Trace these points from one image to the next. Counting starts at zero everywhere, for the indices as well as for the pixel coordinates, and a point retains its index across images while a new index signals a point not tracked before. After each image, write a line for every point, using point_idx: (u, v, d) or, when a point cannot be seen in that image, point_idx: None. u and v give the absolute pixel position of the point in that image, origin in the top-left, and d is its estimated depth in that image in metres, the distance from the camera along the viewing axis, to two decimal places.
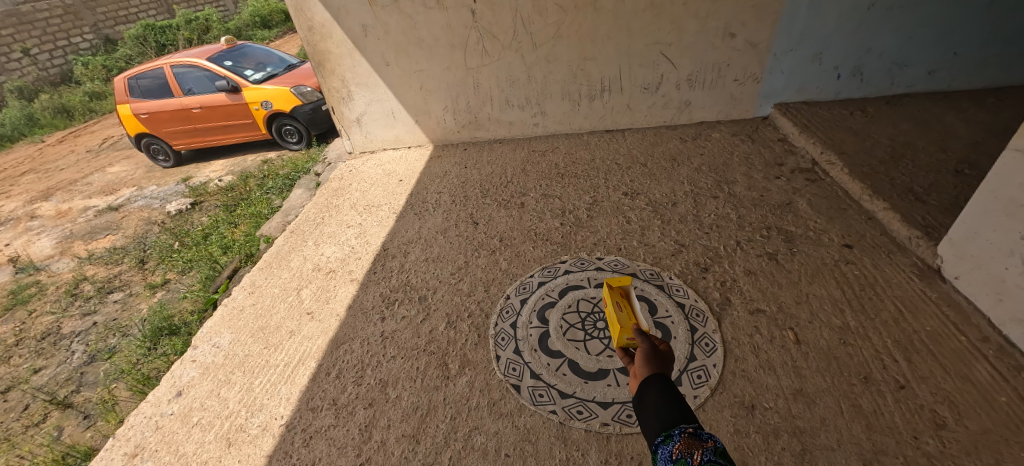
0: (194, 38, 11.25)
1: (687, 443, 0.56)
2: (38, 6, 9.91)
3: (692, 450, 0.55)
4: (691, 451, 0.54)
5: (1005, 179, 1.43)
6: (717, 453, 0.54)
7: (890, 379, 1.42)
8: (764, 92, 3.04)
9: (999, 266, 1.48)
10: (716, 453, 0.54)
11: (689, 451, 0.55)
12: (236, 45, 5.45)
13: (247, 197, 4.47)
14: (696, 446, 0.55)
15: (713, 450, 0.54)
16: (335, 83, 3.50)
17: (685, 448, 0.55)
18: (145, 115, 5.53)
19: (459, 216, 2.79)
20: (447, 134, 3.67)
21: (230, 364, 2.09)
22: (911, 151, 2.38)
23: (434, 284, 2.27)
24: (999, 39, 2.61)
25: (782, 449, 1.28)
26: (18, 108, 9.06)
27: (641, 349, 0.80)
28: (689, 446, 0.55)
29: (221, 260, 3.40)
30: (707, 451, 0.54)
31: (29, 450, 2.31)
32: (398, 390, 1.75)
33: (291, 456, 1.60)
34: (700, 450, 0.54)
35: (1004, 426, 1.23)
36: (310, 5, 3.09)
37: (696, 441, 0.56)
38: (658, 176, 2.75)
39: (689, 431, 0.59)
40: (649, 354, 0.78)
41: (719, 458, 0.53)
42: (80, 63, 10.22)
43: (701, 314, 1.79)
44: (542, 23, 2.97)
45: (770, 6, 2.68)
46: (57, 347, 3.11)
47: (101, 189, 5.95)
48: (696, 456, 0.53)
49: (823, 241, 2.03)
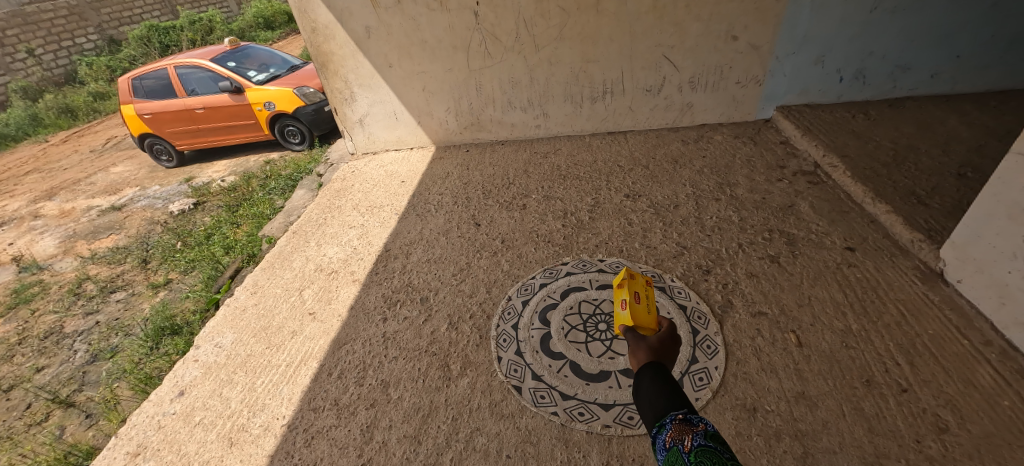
0: (198, 39, 11.31)
1: (678, 430, 0.60)
2: (44, 7, 9.97)
3: (683, 437, 0.59)
4: (681, 438, 0.59)
5: (1007, 182, 1.43)
6: (708, 436, 0.58)
7: (892, 382, 1.42)
8: (766, 95, 3.05)
9: (1001, 270, 1.48)
10: (706, 437, 0.58)
11: (680, 438, 0.59)
12: (239, 46, 5.47)
13: (249, 197, 4.49)
14: (686, 432, 0.59)
15: (702, 434, 0.58)
16: (338, 84, 3.52)
17: (677, 436, 0.59)
18: (148, 116, 5.55)
19: (461, 217, 2.80)
20: (449, 136, 3.68)
21: (232, 364, 2.09)
22: (914, 155, 2.38)
23: (435, 285, 2.28)
24: (1001, 42, 2.61)
25: (784, 452, 1.28)
26: (22, 108, 9.12)
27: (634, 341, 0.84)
28: (680, 433, 0.59)
29: (223, 260, 3.42)
30: (697, 435, 0.58)
31: (30, 449, 2.32)
32: (400, 390, 1.75)
33: (292, 456, 1.60)
34: (690, 435, 0.58)
35: (1006, 429, 1.23)
36: (314, 7, 3.11)
37: (687, 427, 0.60)
38: (660, 178, 2.75)
39: (680, 418, 0.62)
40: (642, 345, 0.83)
41: (708, 442, 0.57)
42: (85, 64, 10.29)
43: (703, 316, 1.79)
44: (544, 25, 2.98)
45: (773, 9, 2.69)
46: (60, 346, 3.12)
47: (104, 189, 5.97)
48: (687, 443, 0.57)
49: (825, 243, 2.03)
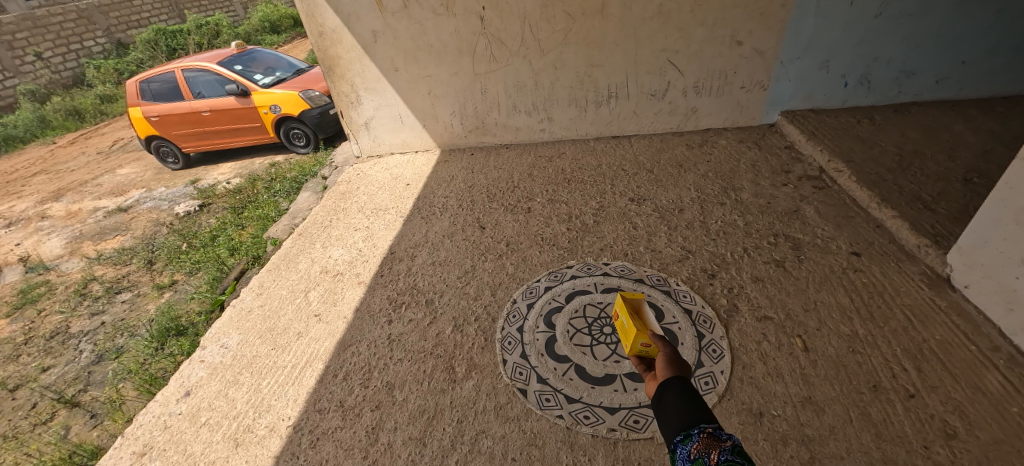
0: (204, 42, 11.39)
1: (705, 443, 0.58)
2: (54, 11, 10.07)
3: (710, 450, 0.57)
4: (708, 451, 0.57)
5: (1013, 187, 1.43)
6: (735, 452, 0.56)
7: (900, 388, 1.41)
8: (771, 100, 3.06)
9: (1009, 275, 1.48)
10: (734, 452, 0.56)
11: (706, 451, 0.57)
12: (246, 50, 5.53)
13: (254, 200, 4.50)
14: (713, 446, 0.57)
15: (730, 450, 0.56)
16: (345, 88, 3.54)
17: (703, 449, 0.58)
18: (155, 118, 5.60)
19: (466, 220, 2.81)
20: (455, 139, 3.70)
21: (238, 364, 2.10)
22: (919, 160, 2.37)
23: (440, 288, 2.29)
24: (1007, 48, 2.61)
25: (790, 457, 1.28)
26: (30, 111, 9.20)
27: (662, 354, 0.84)
28: (707, 446, 0.58)
29: (228, 261, 3.43)
30: (724, 450, 0.56)
31: (36, 448, 2.32)
32: (405, 392, 1.75)
33: (298, 456, 1.61)
34: (717, 450, 0.57)
35: (1015, 436, 1.22)
36: (322, 11, 3.13)
37: (714, 441, 0.58)
38: (664, 183, 2.76)
39: (708, 431, 0.61)
40: (669, 357, 0.82)
41: (735, 457, 0.55)
42: (93, 67, 10.41)
43: (708, 320, 1.78)
44: (550, 29, 3.00)
45: (777, 14, 2.71)
46: (66, 345, 3.14)
47: (111, 190, 6.04)
48: (713, 456, 0.56)
49: (831, 248, 2.03)
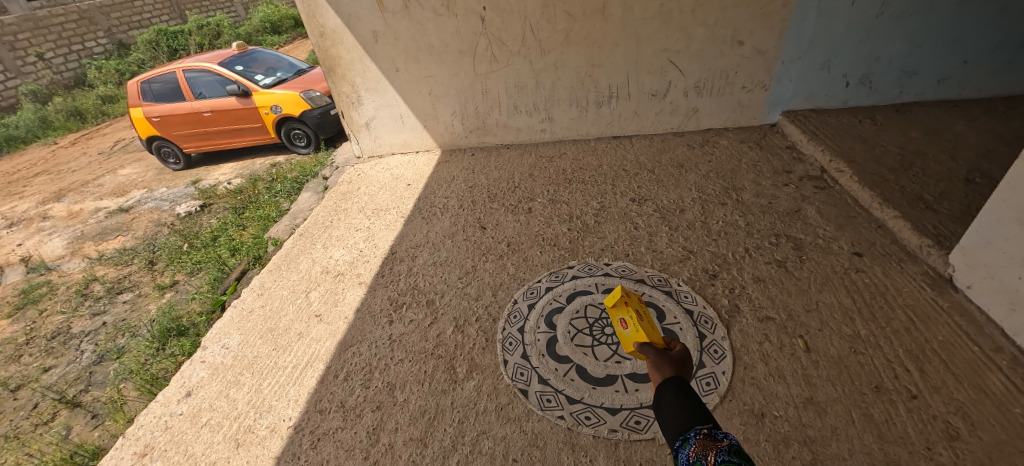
0: (206, 43, 11.39)
1: (702, 446, 0.58)
2: (55, 12, 10.08)
3: (707, 452, 0.57)
4: (705, 453, 0.56)
5: (1015, 188, 1.43)
6: (732, 452, 0.56)
7: (902, 389, 1.41)
8: (772, 100, 3.06)
9: (1011, 275, 1.47)
10: (731, 453, 0.55)
11: (703, 453, 0.57)
12: (247, 50, 5.54)
13: (256, 200, 4.50)
14: (710, 447, 0.57)
15: (727, 450, 0.56)
16: (346, 89, 3.54)
17: (700, 451, 0.57)
18: (156, 119, 5.61)
19: (467, 220, 2.81)
20: (456, 140, 3.70)
21: (239, 365, 2.10)
22: (921, 160, 2.37)
23: (442, 288, 2.28)
24: (1009, 48, 2.60)
25: (792, 458, 1.27)
26: (32, 111, 9.22)
27: (651, 359, 0.83)
28: (704, 448, 0.57)
29: (230, 262, 3.42)
30: (721, 451, 0.56)
31: (37, 448, 2.32)
32: (405, 393, 1.75)
33: (299, 457, 1.61)
34: (714, 451, 0.56)
35: (1018, 437, 1.21)
36: (323, 12, 3.13)
37: (711, 443, 0.58)
38: (666, 183, 2.75)
39: (705, 432, 0.60)
40: (657, 361, 0.81)
41: (732, 458, 0.54)
42: (94, 68, 10.44)
43: (709, 320, 1.78)
44: (550, 29, 3.00)
45: (779, 14, 2.71)
46: (67, 346, 3.15)
47: (113, 190, 6.05)
48: (710, 458, 0.55)
49: (833, 248, 2.02)
